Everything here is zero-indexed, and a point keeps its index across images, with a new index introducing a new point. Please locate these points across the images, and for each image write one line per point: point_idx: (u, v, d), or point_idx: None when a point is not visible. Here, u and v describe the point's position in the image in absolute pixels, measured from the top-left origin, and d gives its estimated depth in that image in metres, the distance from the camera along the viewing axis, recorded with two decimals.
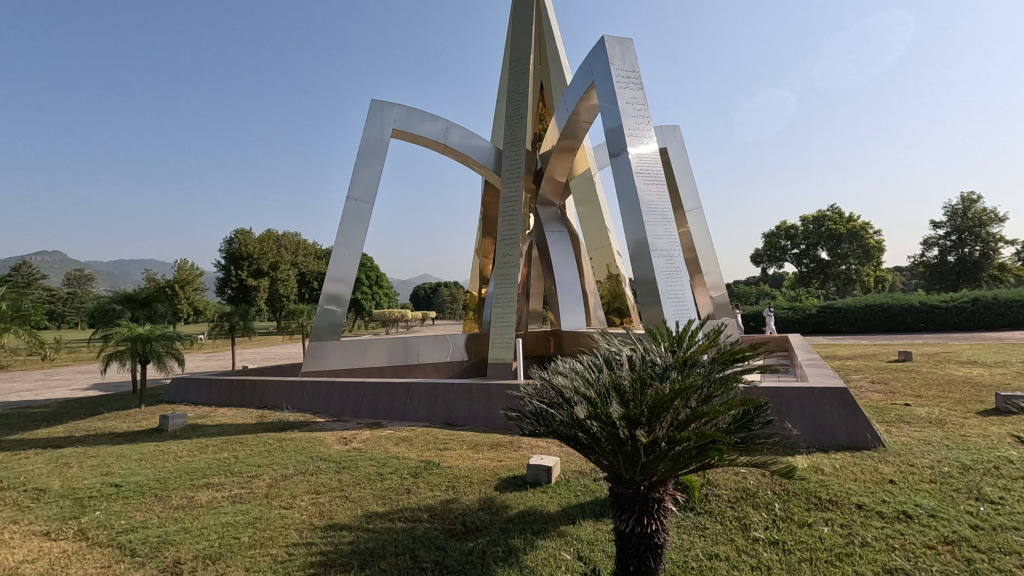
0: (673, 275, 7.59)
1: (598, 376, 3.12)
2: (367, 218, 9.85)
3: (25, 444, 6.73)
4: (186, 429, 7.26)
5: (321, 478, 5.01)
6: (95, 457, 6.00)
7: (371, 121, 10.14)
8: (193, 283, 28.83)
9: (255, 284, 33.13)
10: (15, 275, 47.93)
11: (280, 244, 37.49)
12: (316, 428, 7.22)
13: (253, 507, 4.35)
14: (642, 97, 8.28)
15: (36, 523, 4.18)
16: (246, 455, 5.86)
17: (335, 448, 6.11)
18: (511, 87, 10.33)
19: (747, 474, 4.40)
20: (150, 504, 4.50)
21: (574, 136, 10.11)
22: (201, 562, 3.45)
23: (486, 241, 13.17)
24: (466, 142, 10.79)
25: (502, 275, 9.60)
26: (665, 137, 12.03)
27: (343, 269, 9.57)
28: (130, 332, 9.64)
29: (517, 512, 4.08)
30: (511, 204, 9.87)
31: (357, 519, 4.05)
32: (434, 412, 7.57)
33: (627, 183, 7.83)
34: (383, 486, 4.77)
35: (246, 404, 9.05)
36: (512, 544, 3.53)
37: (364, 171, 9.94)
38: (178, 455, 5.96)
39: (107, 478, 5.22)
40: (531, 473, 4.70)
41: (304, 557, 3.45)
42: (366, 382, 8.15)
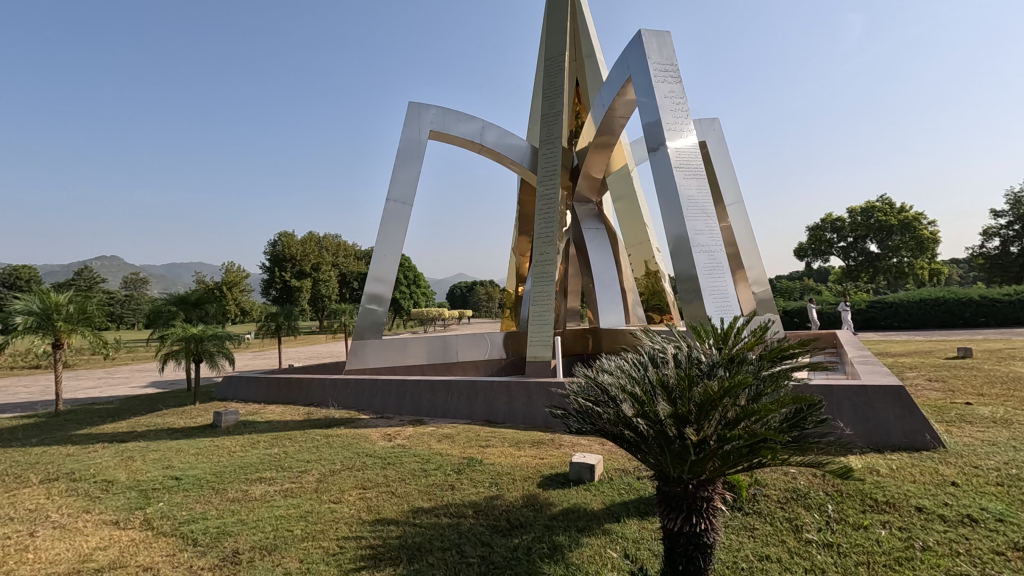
0: (715, 272, 7.44)
1: (644, 373, 3.10)
2: (406, 219, 10.01)
3: (92, 439, 7.15)
4: (238, 425, 7.57)
5: (368, 474, 5.14)
6: (156, 451, 6.33)
7: (409, 122, 10.30)
8: (240, 285, 29.95)
9: (299, 285, 34.15)
10: (77, 278, 51.05)
11: (321, 245, 38.56)
12: (361, 424, 7.40)
13: (304, 502, 4.49)
14: (680, 91, 8.13)
15: (106, 512, 4.43)
16: (296, 451, 6.06)
17: (380, 444, 6.25)
18: (546, 85, 10.31)
19: (796, 474, 4.29)
20: (208, 496, 4.71)
21: (611, 132, 10.02)
22: (258, 553, 3.60)
23: (522, 239, 13.20)
24: (502, 141, 10.83)
25: (540, 273, 9.60)
26: (704, 131, 11.81)
27: (383, 269, 9.76)
28: (184, 333, 10.12)
29: (560, 509, 4.09)
30: (548, 201, 9.86)
31: (403, 514, 4.14)
32: (475, 410, 7.65)
33: (666, 178, 7.71)
34: (428, 482, 4.86)
35: (293, 401, 9.36)
36: (557, 542, 3.54)
37: (403, 172, 10.10)
38: (232, 450, 6.22)
39: (168, 471, 5.50)
40: (573, 470, 4.70)
41: (354, 550, 3.55)
42: (407, 381, 8.29)
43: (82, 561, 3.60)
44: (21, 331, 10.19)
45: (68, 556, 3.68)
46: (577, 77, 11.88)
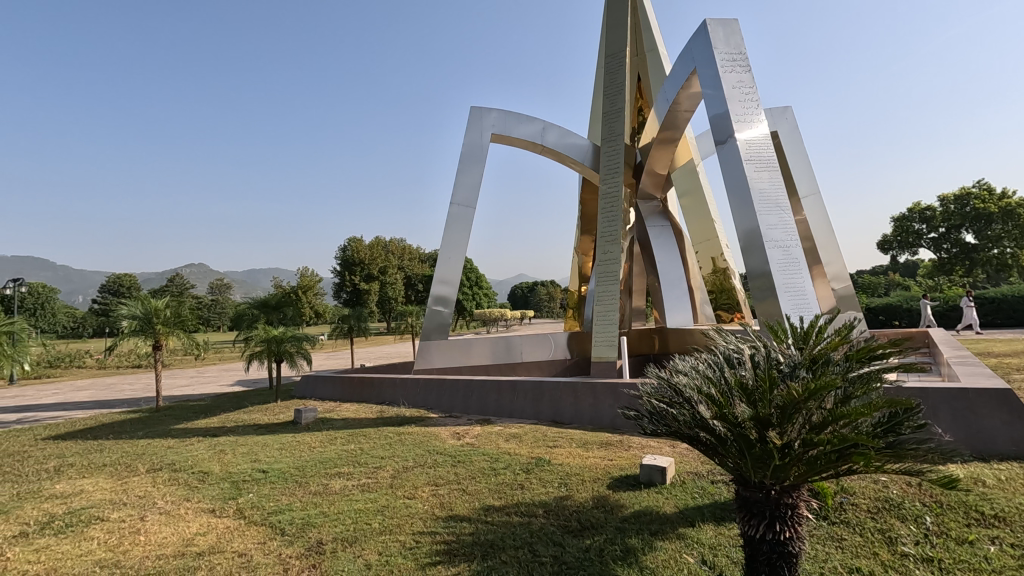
0: (790, 268, 7.08)
1: (720, 374, 3.01)
2: (470, 221, 10.18)
3: (189, 433, 7.75)
4: (317, 422, 7.96)
5: (439, 471, 5.28)
6: (244, 445, 6.79)
7: (471, 126, 10.47)
8: (314, 289, 31.50)
9: (367, 288, 35.52)
10: (171, 285, 55.54)
11: (387, 249, 39.93)
12: (430, 423, 7.60)
13: (381, 496, 4.68)
14: (750, 80, 7.80)
15: (203, 501, 4.81)
16: (370, 448, 6.31)
17: (450, 443, 6.41)
18: (607, 82, 10.19)
19: (888, 482, 4.02)
20: (292, 489, 4.99)
21: (675, 127, 9.76)
22: (340, 544, 3.78)
23: (585, 239, 13.11)
24: (563, 141, 10.81)
25: (604, 273, 9.49)
26: (776, 121, 11.27)
27: (448, 271, 9.96)
28: (266, 334, 10.77)
29: (632, 511, 4.04)
30: (611, 199, 9.74)
31: (475, 511, 4.23)
32: (541, 410, 7.68)
33: (735, 172, 7.43)
34: (498, 480, 4.93)
35: (366, 400, 9.75)
36: (630, 544, 3.50)
37: (466, 175, 10.28)
38: (312, 445, 6.56)
39: (256, 464, 5.88)
40: (644, 472, 4.62)
41: (430, 545, 3.66)
42: (474, 380, 8.43)
43: (186, 545, 3.91)
44: (127, 333, 11.20)
45: (173, 539, 4.02)
46: (639, 72, 11.66)
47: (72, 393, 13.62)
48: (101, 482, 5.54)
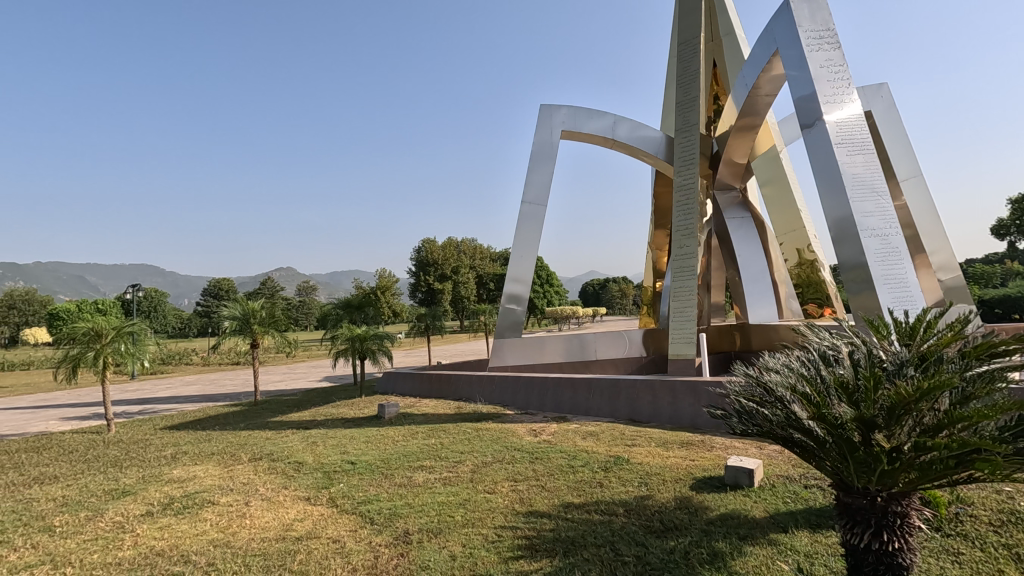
0: (890, 258, 6.56)
1: (816, 373, 2.84)
2: (541, 219, 10.20)
3: (284, 425, 8.31)
4: (399, 417, 8.29)
5: (518, 467, 5.35)
6: (334, 438, 7.19)
7: (541, 125, 10.49)
8: (391, 289, 32.83)
9: (441, 287, 36.56)
10: (264, 288, 59.96)
11: (459, 249, 40.85)
12: (507, 419, 7.71)
13: (462, 490, 4.81)
14: (839, 57, 7.28)
15: (299, 489, 5.14)
16: (450, 442, 6.50)
17: (527, 439, 6.47)
18: (680, 70, 9.86)
19: (1013, 494, 3.64)
20: (379, 480, 5.23)
21: (755, 113, 9.29)
22: (426, 534, 3.92)
23: (659, 233, 12.78)
24: (635, 134, 10.59)
25: (680, 267, 9.20)
26: (869, 100, 10.45)
27: (521, 269, 10.00)
28: (350, 333, 11.35)
29: (717, 514, 3.89)
30: (686, 191, 9.42)
31: (555, 508, 4.24)
32: (618, 407, 7.59)
33: (825, 157, 6.95)
34: (577, 478, 4.92)
35: (443, 396, 10.04)
36: (716, 548, 3.38)
37: (537, 174, 10.32)
38: (395, 439, 6.85)
39: (345, 456, 6.22)
40: (729, 475, 4.45)
41: (511, 540, 3.71)
42: (549, 378, 8.45)
43: (286, 529, 4.21)
44: (228, 333, 12.18)
45: (275, 524, 4.33)
46: (714, 58, 11.20)
47: (183, 388, 15.02)
48: (210, 469, 6.07)
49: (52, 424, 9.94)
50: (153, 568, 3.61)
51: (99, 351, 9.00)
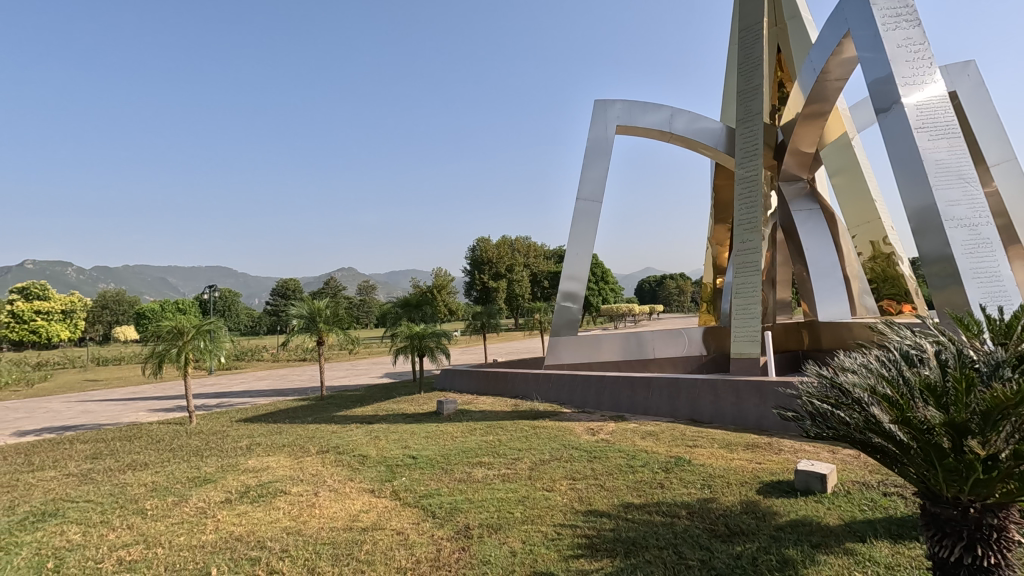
0: (980, 249, 6.07)
1: (898, 374, 2.68)
2: (596, 216, 10.08)
3: (348, 419, 8.64)
4: (457, 413, 8.43)
5: (576, 466, 5.33)
6: (395, 433, 7.40)
7: (596, 121, 10.37)
8: (447, 288, 33.49)
9: (495, 285, 36.94)
10: (327, 288, 62.62)
11: (513, 248, 41.09)
12: (564, 418, 7.69)
13: (520, 487, 4.84)
14: (919, 35, 6.78)
15: (364, 481, 5.33)
16: (507, 439, 6.55)
17: (585, 438, 6.43)
18: (742, 58, 9.49)
19: None
20: (439, 475, 5.34)
21: (824, 99, 8.81)
22: (486, 530, 3.97)
23: (720, 228, 12.37)
24: (693, 126, 10.29)
25: (742, 263, 8.87)
26: (954, 79, 9.68)
27: (577, 267, 9.90)
28: (409, 331, 11.65)
29: (787, 520, 3.73)
30: (749, 184, 9.07)
31: (615, 508, 4.19)
32: (678, 407, 7.42)
33: (904, 142, 6.50)
34: (637, 478, 4.84)
35: (500, 393, 10.13)
36: (787, 555, 3.24)
37: (591, 170, 10.21)
38: (454, 435, 6.98)
39: (406, 450, 6.39)
40: (799, 479, 4.25)
41: (571, 538, 3.70)
42: (606, 376, 8.37)
43: (353, 520, 4.37)
44: (297, 330, 12.82)
45: (342, 514, 4.51)
46: (779, 43, 10.70)
47: (255, 383, 15.90)
48: (281, 460, 6.39)
49: (142, 415, 10.78)
50: (232, 551, 3.84)
51: (182, 348, 9.66)
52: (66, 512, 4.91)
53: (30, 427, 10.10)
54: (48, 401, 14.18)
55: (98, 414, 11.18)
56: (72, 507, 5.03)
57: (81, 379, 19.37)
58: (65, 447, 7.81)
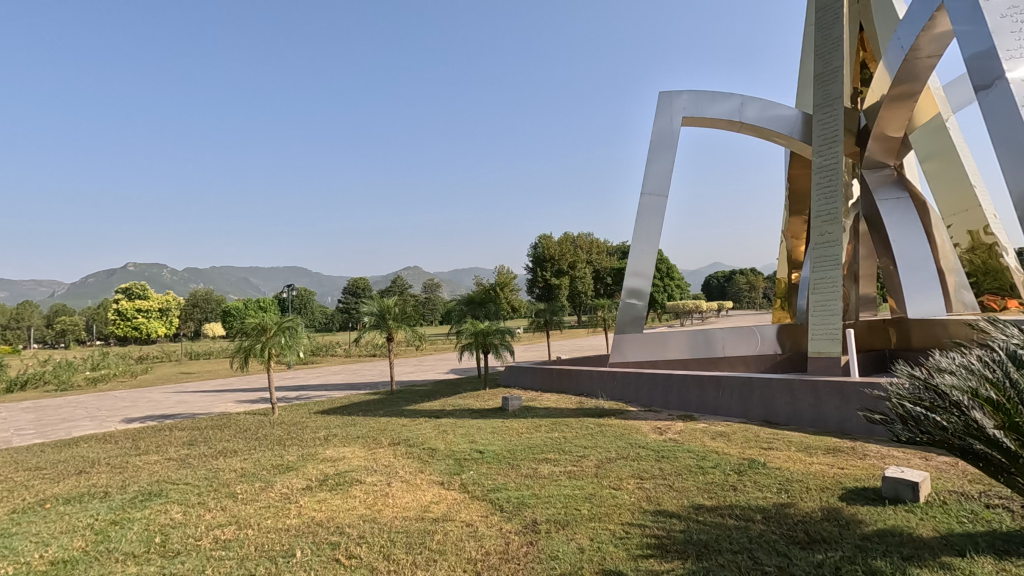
0: None
1: (1005, 376, 2.49)
2: (661, 210, 9.84)
3: (417, 413, 8.93)
4: (522, 410, 8.50)
5: (644, 465, 5.25)
6: (462, 427, 7.58)
7: (661, 112, 10.11)
8: (510, 286, 33.83)
9: (558, 282, 36.88)
10: (395, 286, 65.00)
11: (575, 244, 40.90)
12: (630, 416, 7.59)
13: (587, 484, 4.82)
14: None
15: (434, 474, 5.50)
16: (573, 436, 6.55)
17: (652, 437, 6.32)
18: (819, 39, 8.95)
19: None
20: (506, 470, 5.43)
21: (913, 79, 8.17)
22: (553, 525, 4.00)
23: (795, 220, 11.75)
24: (765, 114, 9.83)
25: (820, 257, 8.38)
26: None
27: (642, 263, 9.69)
28: (474, 328, 11.84)
29: (874, 530, 3.51)
30: (827, 173, 8.55)
31: (685, 509, 4.10)
32: (750, 408, 7.15)
33: (1008, 123, 5.94)
34: (707, 480, 4.71)
35: (565, 391, 10.13)
36: (874, 566, 3.06)
37: (656, 163, 9.97)
38: (520, 431, 7.05)
39: (473, 445, 6.53)
40: (887, 487, 3.99)
41: (640, 537, 3.66)
42: (673, 374, 8.18)
43: (424, 510, 4.52)
44: (368, 328, 13.37)
45: (414, 505, 4.67)
46: (861, 21, 10.02)
47: (330, 377, 16.73)
48: (356, 451, 6.70)
49: (230, 406, 11.63)
50: (314, 536, 4.08)
51: (265, 343, 10.32)
52: (168, 492, 5.39)
53: (136, 414, 11.12)
54: (150, 391, 15.57)
55: (192, 404, 12.17)
56: (173, 488, 5.51)
57: (178, 371, 21.19)
58: (166, 434, 8.55)
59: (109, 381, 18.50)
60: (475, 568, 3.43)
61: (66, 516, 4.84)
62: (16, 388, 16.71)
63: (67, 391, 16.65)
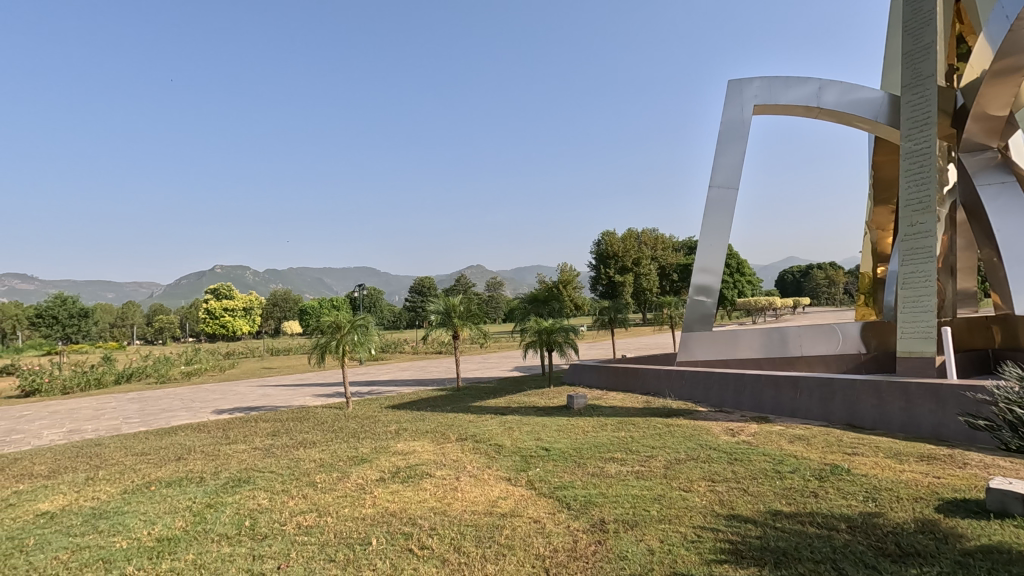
0: None
1: None
2: (731, 204, 9.45)
3: (483, 410, 9.07)
4: (588, 408, 8.44)
5: (715, 467, 5.08)
6: (528, 424, 7.62)
7: (730, 101, 9.71)
8: (572, 283, 33.69)
9: (622, 279, 36.30)
10: (458, 285, 66.33)
11: (639, 240, 40.13)
12: (700, 417, 7.37)
13: (656, 485, 4.73)
14: None
15: (501, 470, 5.58)
16: (640, 436, 6.44)
17: (723, 439, 6.10)
18: (908, 14, 8.31)
19: None
20: (572, 468, 5.42)
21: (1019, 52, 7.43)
22: (622, 525, 3.95)
23: (881, 210, 10.99)
24: (846, 98, 9.23)
25: (910, 249, 7.77)
26: None
27: (710, 259, 9.35)
28: (538, 326, 11.87)
29: (977, 545, 3.23)
30: (918, 158, 7.92)
31: (761, 514, 3.94)
32: (832, 410, 6.75)
33: None
34: (785, 485, 4.49)
35: (631, 390, 9.98)
36: None
37: (726, 155, 9.59)
38: (585, 429, 7.00)
39: (539, 442, 6.56)
40: (992, 499, 3.65)
41: (713, 542, 3.55)
42: (746, 374, 7.86)
43: (492, 505, 4.60)
44: (435, 326, 13.70)
45: (482, 499, 4.76)
46: None
47: (399, 373, 17.30)
48: (426, 445, 6.90)
49: (308, 399, 12.30)
50: (388, 526, 4.24)
51: (340, 340, 10.83)
52: (255, 480, 5.77)
53: (226, 406, 11.98)
54: (236, 385, 16.72)
55: (274, 398, 12.96)
56: (259, 476, 5.90)
57: (261, 366, 22.65)
58: (251, 425, 9.15)
59: (201, 375, 20.03)
60: (543, 565, 3.45)
61: (168, 497, 5.29)
62: (123, 381, 18.43)
63: (165, 383, 18.19)
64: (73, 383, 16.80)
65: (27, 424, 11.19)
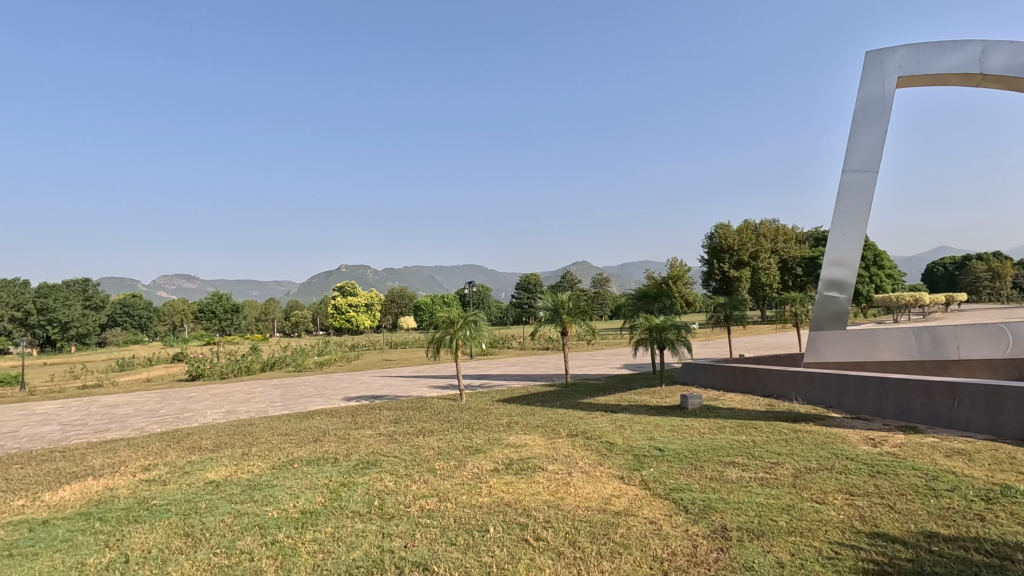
0: None
1: None
2: (870, 189, 8.49)
3: (593, 407, 9.02)
4: (703, 409, 8.07)
5: (853, 479, 4.62)
6: (640, 423, 7.45)
7: (869, 74, 8.65)
8: (683, 279, 32.36)
9: (737, 275, 34.19)
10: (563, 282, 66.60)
11: (757, 233, 37.50)
12: (834, 423, 6.75)
13: (783, 494, 4.41)
14: None
15: (613, 467, 5.52)
16: (764, 441, 6.03)
17: (862, 449, 5.53)
18: None
19: None
20: (689, 470, 5.21)
21: None
22: (746, 534, 3.73)
23: None
24: (1018, 61, 7.94)
25: None
26: None
27: (844, 250, 8.47)
28: (649, 323, 11.53)
29: None
30: None
31: (912, 535, 3.52)
32: (1000, 423, 5.85)
33: None
34: (941, 504, 3.97)
35: (752, 391, 9.39)
36: None
37: (863, 135, 8.61)
38: (703, 431, 6.70)
39: (652, 442, 6.38)
40: None
41: (854, 561, 3.24)
42: (889, 378, 7.06)
43: (605, 503, 4.56)
44: (543, 322, 13.82)
45: (595, 496, 4.74)
46: None
47: (508, 368, 17.71)
48: (537, 439, 7.00)
49: (424, 390, 13.02)
50: (504, 515, 4.38)
51: (453, 334, 11.30)
52: (382, 463, 6.23)
53: (353, 394, 13.04)
54: (361, 374, 18.13)
55: (394, 388, 13.88)
56: (385, 460, 6.36)
57: (383, 358, 24.37)
58: (375, 412, 9.87)
59: (332, 365, 21.97)
60: (661, 567, 3.36)
61: (309, 474, 5.89)
62: (268, 368, 20.75)
63: (302, 372, 20.24)
64: (229, 369, 19.23)
65: (195, 404, 13.01)
